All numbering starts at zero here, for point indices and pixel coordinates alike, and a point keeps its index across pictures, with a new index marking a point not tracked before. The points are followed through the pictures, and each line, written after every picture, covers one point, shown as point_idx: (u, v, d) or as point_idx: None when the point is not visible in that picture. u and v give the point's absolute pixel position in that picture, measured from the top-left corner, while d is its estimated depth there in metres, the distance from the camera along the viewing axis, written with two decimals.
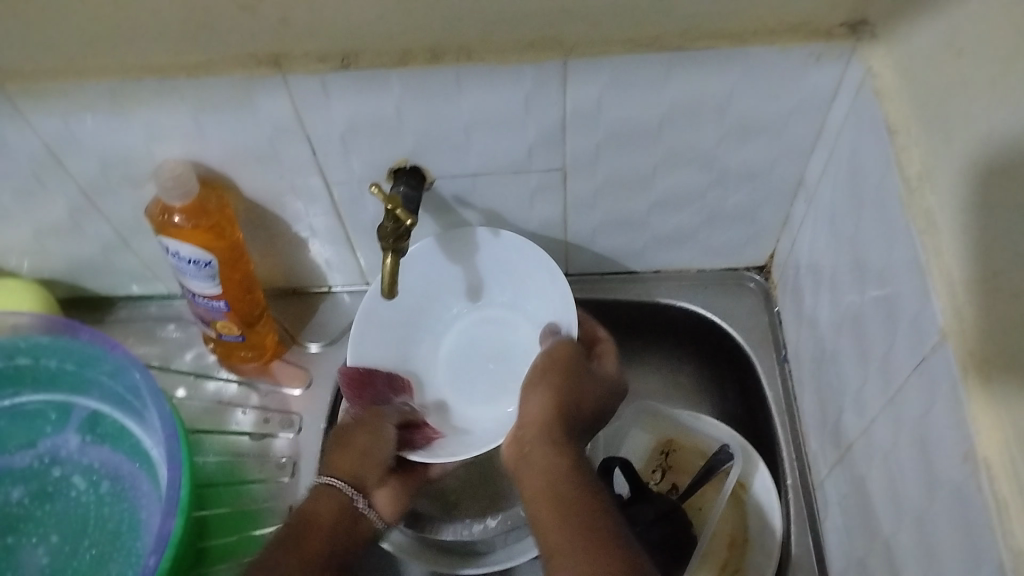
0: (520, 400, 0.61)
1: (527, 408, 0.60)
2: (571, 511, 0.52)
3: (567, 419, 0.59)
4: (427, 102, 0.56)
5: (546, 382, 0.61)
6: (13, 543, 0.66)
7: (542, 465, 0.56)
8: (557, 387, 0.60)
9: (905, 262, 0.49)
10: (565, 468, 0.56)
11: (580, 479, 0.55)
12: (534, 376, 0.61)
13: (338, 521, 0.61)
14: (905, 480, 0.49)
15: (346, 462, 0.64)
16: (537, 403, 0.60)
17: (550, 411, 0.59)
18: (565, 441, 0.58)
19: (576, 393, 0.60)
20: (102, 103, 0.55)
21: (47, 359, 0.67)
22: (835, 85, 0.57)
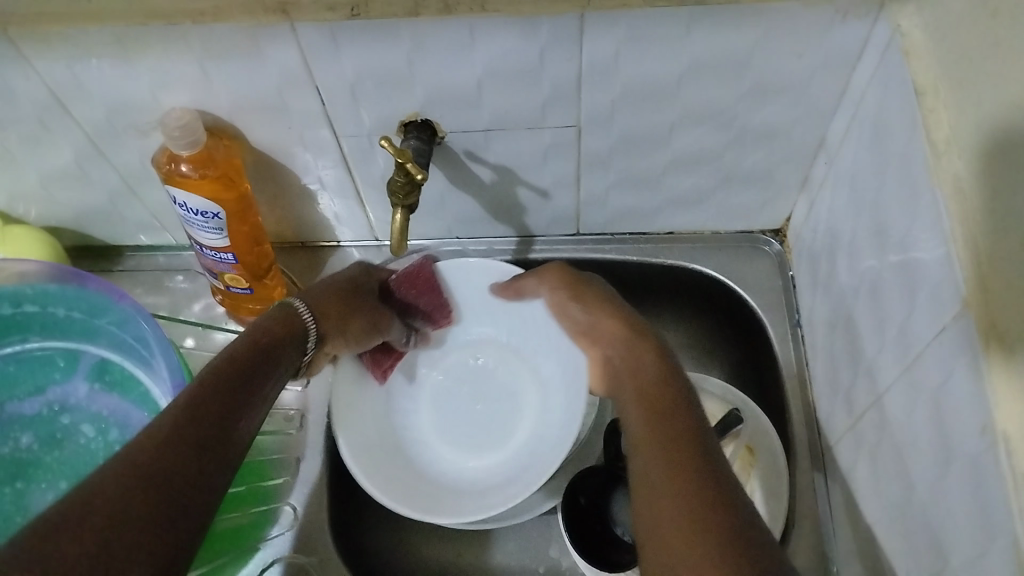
0: (587, 318, 0.66)
1: (591, 319, 0.65)
2: (657, 385, 0.56)
3: (636, 313, 0.64)
4: (438, 54, 0.55)
5: (586, 297, 0.65)
6: (22, 488, 0.66)
7: (634, 365, 0.59)
8: (601, 293, 0.65)
9: (927, 229, 0.47)
10: (657, 375, 0.57)
11: (662, 357, 0.59)
12: (570, 285, 0.66)
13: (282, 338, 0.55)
14: (920, 451, 0.49)
15: (332, 296, 0.63)
16: (605, 312, 0.64)
17: (622, 310, 0.63)
18: (648, 336, 0.61)
19: (624, 299, 0.65)
20: (107, 48, 0.54)
21: (55, 305, 0.67)
22: (860, 44, 0.55)
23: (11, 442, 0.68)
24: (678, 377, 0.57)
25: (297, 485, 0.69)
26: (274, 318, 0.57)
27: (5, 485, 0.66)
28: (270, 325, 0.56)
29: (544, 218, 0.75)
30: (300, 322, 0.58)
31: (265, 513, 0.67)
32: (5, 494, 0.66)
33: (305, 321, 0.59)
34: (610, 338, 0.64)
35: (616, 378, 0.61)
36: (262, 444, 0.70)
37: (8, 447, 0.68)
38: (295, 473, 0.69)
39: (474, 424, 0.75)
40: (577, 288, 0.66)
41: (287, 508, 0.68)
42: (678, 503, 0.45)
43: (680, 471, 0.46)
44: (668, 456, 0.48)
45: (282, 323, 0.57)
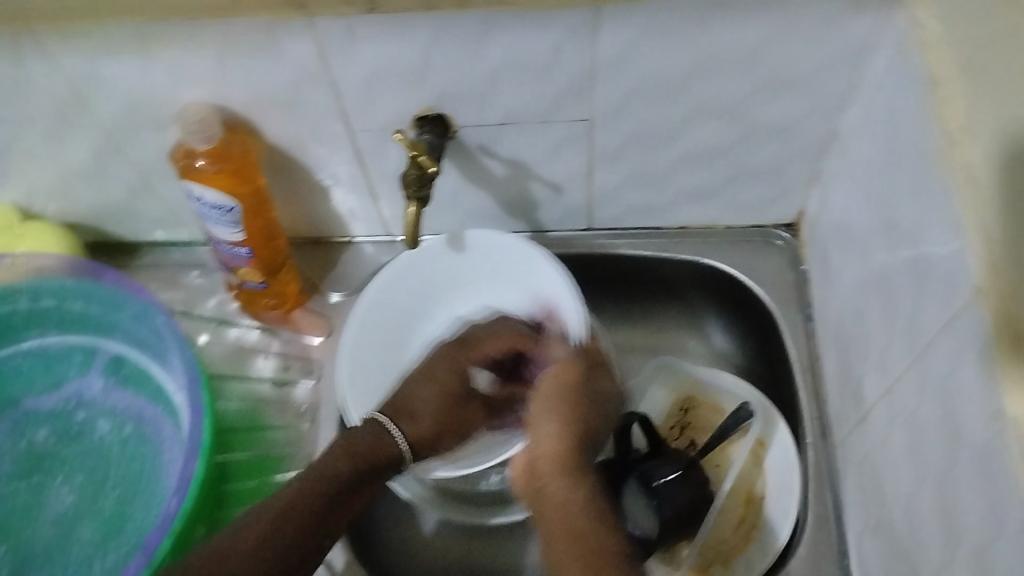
0: (534, 428, 0.57)
1: (541, 432, 0.56)
2: (583, 524, 0.50)
3: (586, 439, 0.56)
4: (454, 47, 0.55)
5: (564, 410, 0.57)
6: (37, 482, 0.67)
7: (558, 498, 0.52)
8: (570, 415, 0.56)
9: (941, 220, 0.48)
10: (582, 510, 0.52)
11: (590, 491, 0.53)
12: (556, 396, 0.58)
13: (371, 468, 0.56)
14: (929, 442, 0.49)
15: (433, 408, 0.59)
16: (552, 431, 0.56)
17: (569, 432, 0.55)
18: (585, 471, 0.54)
19: (590, 419, 0.57)
20: (125, 43, 0.54)
21: (72, 300, 0.67)
22: (876, 36, 0.55)
23: (28, 438, 0.69)
24: (602, 496, 0.53)
25: None
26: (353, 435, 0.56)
27: (20, 481, 0.67)
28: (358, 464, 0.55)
29: (556, 213, 0.75)
30: (387, 444, 0.57)
31: None
32: (22, 488, 0.67)
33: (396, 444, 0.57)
34: (537, 459, 0.55)
35: (535, 499, 0.55)
36: (274, 439, 0.71)
37: (25, 443, 0.69)
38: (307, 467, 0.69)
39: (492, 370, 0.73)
40: (563, 396, 0.58)
41: None
42: None
43: None
44: None
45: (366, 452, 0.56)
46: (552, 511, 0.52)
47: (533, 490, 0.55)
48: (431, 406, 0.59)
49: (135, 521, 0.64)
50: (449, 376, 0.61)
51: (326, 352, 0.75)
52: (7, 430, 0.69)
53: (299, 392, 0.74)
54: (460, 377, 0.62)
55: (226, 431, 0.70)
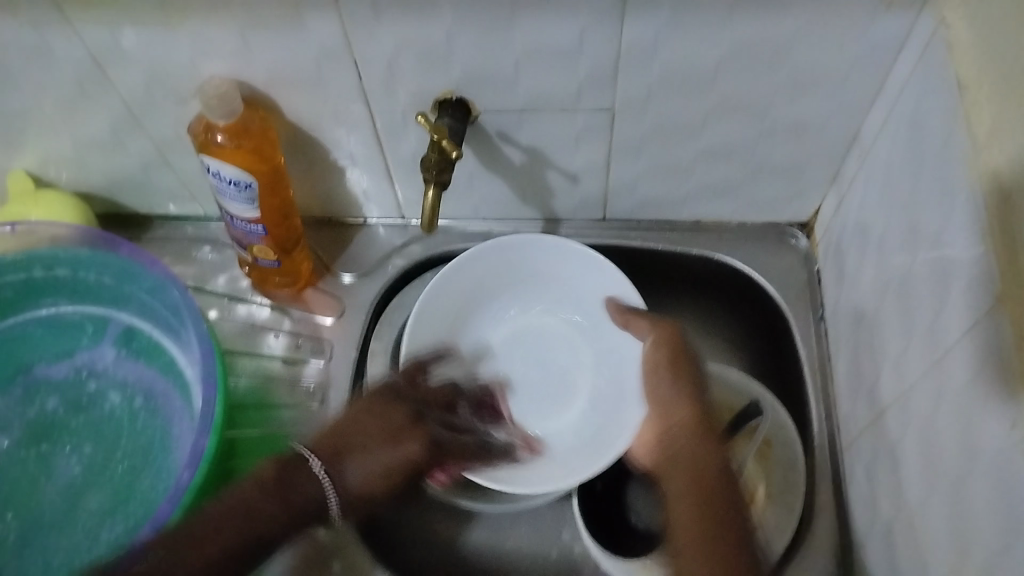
0: (650, 387, 0.61)
1: (663, 395, 0.60)
2: (716, 489, 0.53)
3: (705, 415, 0.58)
4: (478, 32, 0.55)
5: (680, 372, 0.60)
6: (46, 451, 0.68)
7: (686, 453, 0.56)
8: (690, 375, 0.60)
9: (964, 224, 0.47)
10: (718, 471, 0.54)
11: (721, 452, 0.56)
12: (663, 364, 0.61)
13: (303, 503, 0.52)
14: (945, 445, 0.49)
15: (377, 455, 0.55)
16: (680, 394, 0.59)
17: (692, 399, 0.58)
18: (714, 433, 0.57)
19: (700, 389, 0.59)
20: (149, 13, 0.54)
21: (88, 270, 0.67)
22: (902, 37, 0.55)
23: (38, 406, 0.69)
24: (726, 471, 0.55)
25: None
26: (267, 467, 0.52)
27: (30, 447, 0.68)
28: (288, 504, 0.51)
29: (570, 203, 0.75)
30: (315, 483, 0.52)
31: None
32: (30, 456, 0.67)
33: (325, 492, 0.53)
34: (669, 410, 0.59)
35: (663, 462, 0.57)
36: (284, 418, 0.71)
37: (35, 411, 0.69)
38: None
39: (541, 383, 0.74)
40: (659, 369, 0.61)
41: None
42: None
43: (705, 542, 0.51)
44: (692, 542, 0.51)
45: (274, 474, 0.52)
46: (662, 455, 0.58)
47: (661, 452, 0.58)
48: (382, 464, 0.55)
49: (142, 493, 0.64)
50: (392, 421, 0.57)
51: (336, 332, 0.75)
52: (17, 398, 0.70)
53: (309, 369, 0.74)
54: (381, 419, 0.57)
55: (235, 407, 0.71)
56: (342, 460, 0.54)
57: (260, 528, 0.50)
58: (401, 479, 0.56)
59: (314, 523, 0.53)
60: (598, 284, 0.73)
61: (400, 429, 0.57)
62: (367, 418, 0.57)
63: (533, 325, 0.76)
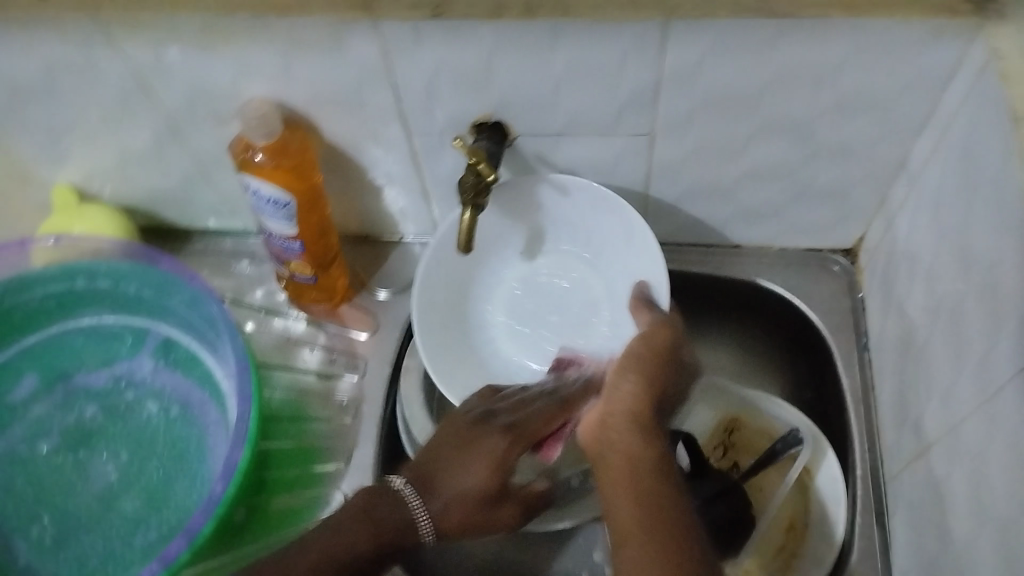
0: (610, 383, 0.58)
1: (621, 390, 0.57)
2: (650, 493, 0.50)
3: (657, 411, 0.56)
4: (517, 55, 0.54)
5: (642, 368, 0.58)
6: (84, 457, 0.68)
7: (627, 463, 0.52)
8: (650, 375, 0.57)
9: (1017, 261, 0.45)
10: (658, 474, 0.51)
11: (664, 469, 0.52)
12: (635, 361, 0.59)
13: (402, 528, 0.52)
14: (995, 487, 0.47)
15: (478, 469, 0.55)
16: (630, 393, 0.56)
17: (647, 401, 0.56)
18: (658, 442, 0.54)
19: (666, 391, 0.57)
20: (193, 35, 0.55)
21: (129, 282, 0.69)
22: (954, 65, 0.53)
23: (76, 413, 0.70)
24: (679, 498, 0.51)
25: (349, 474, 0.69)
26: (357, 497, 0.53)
27: (67, 454, 0.69)
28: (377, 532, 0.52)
29: None
30: (413, 526, 0.53)
31: (319, 498, 0.68)
32: (67, 462, 0.68)
33: (416, 521, 0.53)
34: (618, 414, 0.55)
35: (603, 454, 0.54)
36: (316, 431, 0.71)
37: (73, 418, 0.70)
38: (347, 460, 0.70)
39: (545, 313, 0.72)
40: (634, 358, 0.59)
41: (338, 495, 0.68)
42: None
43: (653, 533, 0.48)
44: (642, 543, 0.48)
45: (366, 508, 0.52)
46: (607, 458, 0.54)
47: (597, 437, 0.55)
48: (468, 487, 0.54)
49: (177, 502, 0.65)
50: (481, 470, 0.55)
51: (371, 348, 0.76)
52: (56, 404, 0.71)
53: (342, 385, 0.74)
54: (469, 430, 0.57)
55: (271, 418, 0.71)
56: (434, 490, 0.54)
57: (347, 556, 0.50)
58: (488, 504, 0.55)
59: (405, 544, 0.52)
60: (622, 258, 0.70)
61: (471, 433, 0.57)
62: (483, 443, 0.56)
63: (550, 271, 0.73)
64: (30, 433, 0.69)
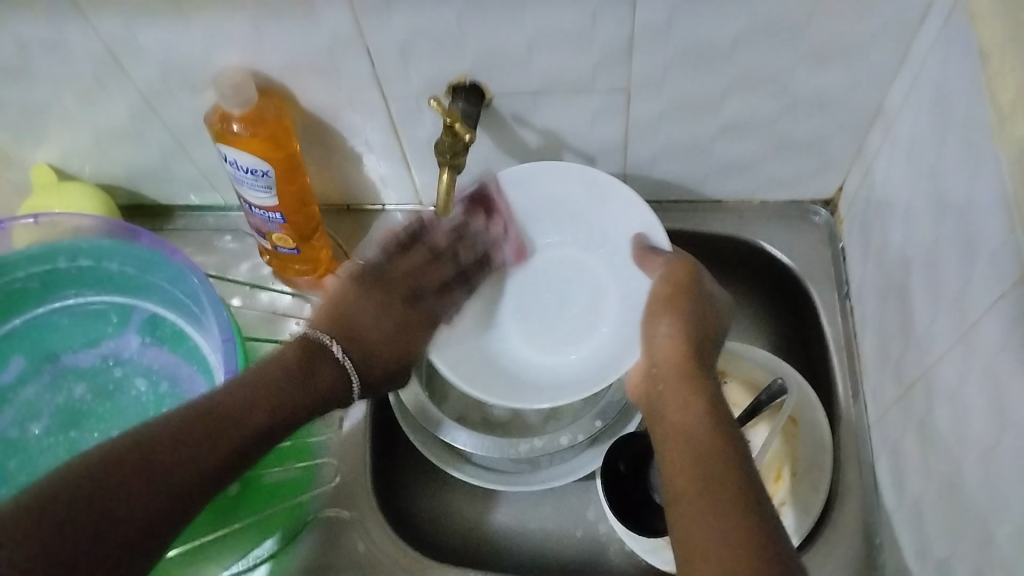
0: (648, 334, 0.58)
1: (656, 337, 0.57)
2: (704, 442, 0.47)
3: (697, 346, 0.55)
4: (489, 14, 0.54)
5: (674, 307, 0.58)
6: (75, 436, 0.68)
7: (674, 396, 0.51)
8: (684, 312, 0.57)
9: (989, 200, 0.46)
10: (708, 405, 0.50)
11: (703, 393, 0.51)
12: (665, 302, 0.59)
13: (327, 392, 0.57)
14: (973, 422, 0.48)
15: (383, 333, 0.64)
16: (666, 333, 0.56)
17: (682, 340, 0.55)
18: (700, 371, 0.53)
19: (704, 330, 0.57)
20: (162, 6, 0.55)
21: (112, 260, 0.68)
22: (923, 8, 0.53)
23: (65, 393, 0.70)
24: (737, 454, 0.46)
25: (340, 442, 0.71)
26: (289, 349, 0.58)
27: (59, 434, 0.69)
28: (291, 364, 0.56)
29: None
30: (331, 379, 0.58)
31: (313, 468, 0.69)
32: (59, 441, 0.68)
33: (343, 370, 0.60)
34: (655, 357, 0.56)
35: (652, 398, 0.54)
36: None
37: (63, 398, 0.70)
38: (337, 430, 0.71)
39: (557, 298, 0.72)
40: (674, 297, 0.59)
41: (330, 464, 0.69)
42: (711, 514, 0.43)
43: (705, 462, 0.46)
44: (688, 473, 0.46)
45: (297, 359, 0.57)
46: (654, 399, 0.53)
47: (645, 383, 0.55)
48: (376, 334, 0.63)
49: None
50: (389, 320, 0.64)
51: None
52: (44, 385, 0.70)
53: None
54: (386, 306, 0.65)
55: None
56: (354, 330, 0.62)
57: (248, 428, 0.50)
58: (406, 337, 0.65)
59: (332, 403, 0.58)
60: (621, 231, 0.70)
61: (412, 318, 0.66)
62: (359, 297, 0.65)
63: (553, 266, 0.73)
64: (19, 416, 0.69)
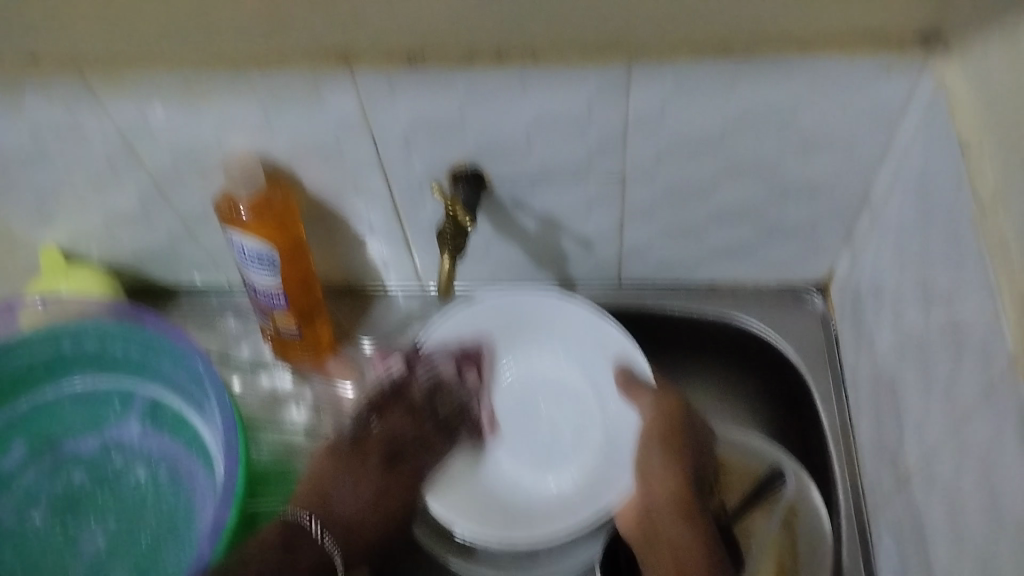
0: (641, 460, 0.65)
1: (651, 466, 0.64)
2: (688, 557, 0.61)
3: (694, 489, 0.64)
4: (489, 103, 0.57)
5: (671, 443, 0.65)
6: (73, 525, 0.68)
7: (672, 531, 0.62)
8: (681, 453, 0.64)
9: (974, 280, 0.47)
10: (691, 539, 0.61)
11: (705, 544, 0.62)
12: (660, 436, 0.65)
13: None
14: (969, 505, 0.48)
15: None
16: (662, 466, 0.64)
17: (680, 483, 0.63)
18: (699, 513, 0.63)
19: (695, 466, 0.65)
20: (177, 95, 0.57)
21: (115, 344, 0.69)
22: (904, 100, 0.56)
23: (65, 479, 0.70)
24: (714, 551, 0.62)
25: None
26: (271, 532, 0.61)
27: (57, 522, 0.68)
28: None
29: (585, 268, 0.75)
30: None
31: None
32: (58, 532, 0.68)
33: None
34: (652, 492, 0.63)
35: (646, 531, 0.63)
36: None
37: (61, 485, 0.70)
38: None
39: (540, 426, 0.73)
40: (666, 433, 0.65)
41: None
42: None
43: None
44: None
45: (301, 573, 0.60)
46: (652, 526, 0.62)
47: (641, 521, 0.63)
48: None
49: (165, 567, 0.65)
50: None
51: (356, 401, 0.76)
52: (44, 472, 0.70)
53: (328, 438, 0.74)
54: None
55: (257, 477, 0.71)
56: None
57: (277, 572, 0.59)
58: None
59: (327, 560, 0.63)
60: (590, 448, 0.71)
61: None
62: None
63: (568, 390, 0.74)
64: (19, 505, 0.69)
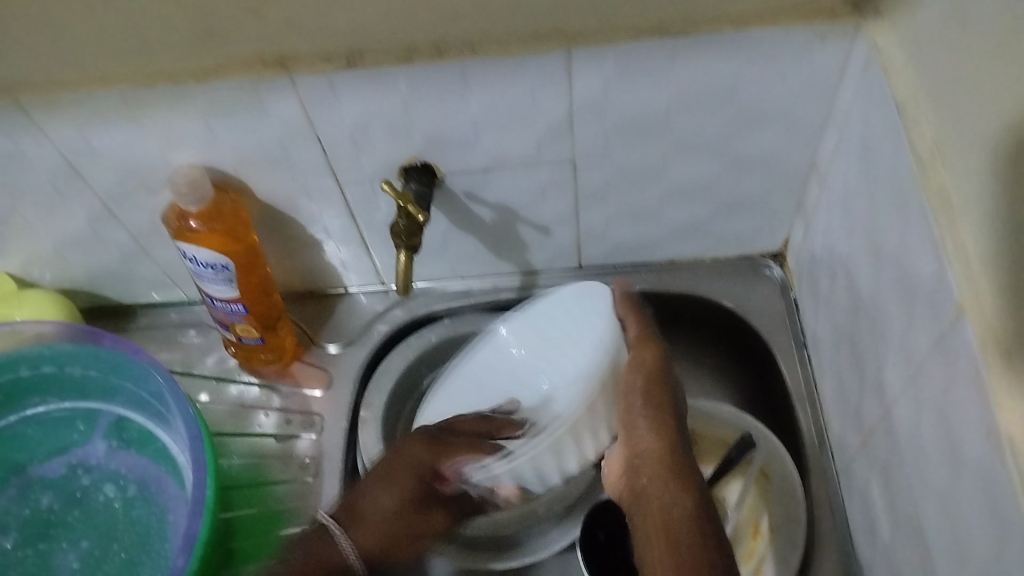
0: (626, 421, 0.60)
1: (635, 424, 0.59)
2: (681, 531, 0.54)
3: (681, 439, 0.59)
4: (433, 99, 0.57)
5: (649, 397, 0.59)
6: (44, 548, 0.67)
7: (659, 503, 0.56)
8: (660, 404, 0.59)
9: (919, 238, 0.48)
10: (686, 511, 0.55)
11: (695, 503, 0.56)
12: (633, 390, 0.60)
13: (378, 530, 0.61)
14: (930, 457, 0.49)
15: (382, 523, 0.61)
16: (646, 423, 0.59)
17: (665, 438, 0.58)
18: (688, 473, 0.57)
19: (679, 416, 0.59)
20: (116, 112, 0.56)
21: (73, 365, 0.68)
22: (842, 66, 0.57)
23: (33, 503, 0.69)
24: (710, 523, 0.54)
25: None
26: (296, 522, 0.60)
27: (26, 547, 0.67)
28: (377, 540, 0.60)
29: (545, 255, 0.76)
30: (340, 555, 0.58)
31: None
32: (28, 555, 0.67)
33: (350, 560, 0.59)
34: (639, 453, 0.59)
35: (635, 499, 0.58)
36: (278, 494, 0.71)
37: (30, 509, 0.69)
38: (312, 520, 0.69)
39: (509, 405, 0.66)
40: (644, 383, 0.60)
41: None
42: None
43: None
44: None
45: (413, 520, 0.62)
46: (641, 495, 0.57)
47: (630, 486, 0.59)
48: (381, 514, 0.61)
49: None
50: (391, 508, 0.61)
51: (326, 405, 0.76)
52: (11, 497, 0.69)
53: (301, 444, 0.74)
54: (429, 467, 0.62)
55: (230, 488, 0.71)
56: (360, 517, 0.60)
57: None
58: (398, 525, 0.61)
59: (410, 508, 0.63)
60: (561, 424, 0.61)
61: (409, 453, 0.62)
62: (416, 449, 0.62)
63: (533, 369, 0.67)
64: None
